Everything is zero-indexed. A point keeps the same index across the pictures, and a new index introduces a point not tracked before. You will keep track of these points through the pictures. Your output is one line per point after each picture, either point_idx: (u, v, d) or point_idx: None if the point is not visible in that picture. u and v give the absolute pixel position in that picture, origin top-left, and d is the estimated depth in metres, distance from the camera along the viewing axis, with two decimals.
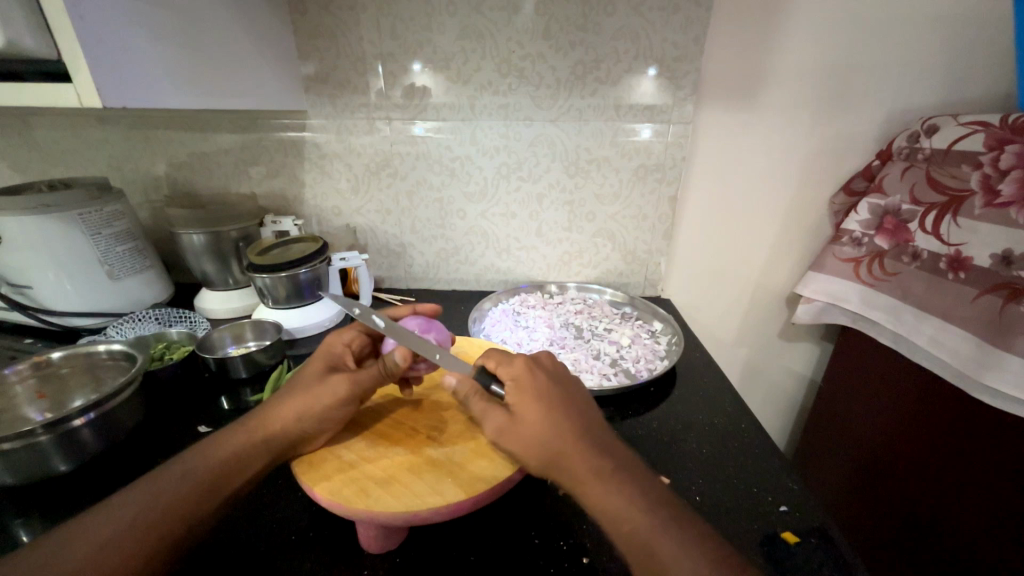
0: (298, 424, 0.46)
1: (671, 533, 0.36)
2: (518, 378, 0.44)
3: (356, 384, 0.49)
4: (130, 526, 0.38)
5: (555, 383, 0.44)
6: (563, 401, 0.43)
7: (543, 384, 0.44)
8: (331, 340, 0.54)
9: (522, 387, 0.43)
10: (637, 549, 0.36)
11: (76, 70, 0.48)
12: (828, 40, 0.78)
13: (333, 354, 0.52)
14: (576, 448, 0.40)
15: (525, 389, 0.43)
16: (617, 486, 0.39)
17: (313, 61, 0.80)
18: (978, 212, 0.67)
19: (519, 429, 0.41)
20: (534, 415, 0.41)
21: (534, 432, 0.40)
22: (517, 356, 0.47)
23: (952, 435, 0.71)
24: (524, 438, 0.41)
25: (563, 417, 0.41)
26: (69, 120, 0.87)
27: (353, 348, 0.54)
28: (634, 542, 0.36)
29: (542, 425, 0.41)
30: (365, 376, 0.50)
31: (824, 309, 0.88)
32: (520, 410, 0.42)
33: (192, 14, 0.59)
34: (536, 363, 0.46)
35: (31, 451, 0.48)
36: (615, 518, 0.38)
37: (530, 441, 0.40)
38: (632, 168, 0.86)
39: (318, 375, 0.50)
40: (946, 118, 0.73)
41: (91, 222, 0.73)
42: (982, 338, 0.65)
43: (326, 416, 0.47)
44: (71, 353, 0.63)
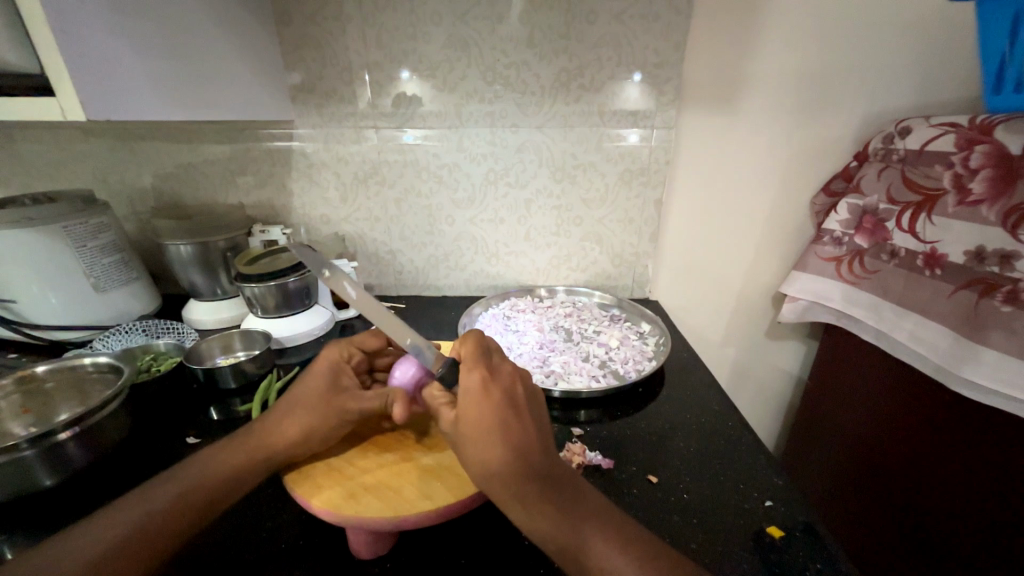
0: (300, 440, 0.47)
1: (613, 546, 0.38)
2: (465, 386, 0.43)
3: (362, 409, 0.49)
4: (120, 543, 0.38)
5: (505, 403, 0.43)
6: (510, 414, 0.42)
7: (492, 397, 0.43)
8: (329, 354, 0.53)
9: (469, 396, 0.43)
10: (570, 562, 0.38)
11: (59, 83, 0.48)
12: (804, 45, 0.80)
13: (339, 372, 0.52)
14: (506, 473, 0.40)
15: (470, 397, 0.42)
16: (544, 512, 0.39)
17: (300, 70, 0.81)
18: (951, 210, 0.69)
19: (459, 436, 0.42)
20: (473, 423, 0.41)
21: (469, 447, 0.41)
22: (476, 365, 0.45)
23: (933, 428, 0.72)
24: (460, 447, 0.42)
25: (504, 432, 0.41)
26: (55, 133, 0.87)
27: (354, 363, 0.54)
28: (566, 553, 0.38)
29: (479, 434, 0.41)
30: (372, 402, 0.50)
31: (808, 307, 0.90)
32: (460, 422, 0.42)
33: (178, 26, 0.60)
34: (494, 375, 0.44)
35: (16, 466, 0.47)
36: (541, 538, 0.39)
37: (465, 449, 0.41)
38: (618, 172, 0.88)
39: (324, 395, 0.49)
40: (919, 120, 0.75)
41: (77, 234, 0.73)
42: (959, 333, 0.66)
43: (328, 434, 0.48)
44: (57, 366, 0.62)
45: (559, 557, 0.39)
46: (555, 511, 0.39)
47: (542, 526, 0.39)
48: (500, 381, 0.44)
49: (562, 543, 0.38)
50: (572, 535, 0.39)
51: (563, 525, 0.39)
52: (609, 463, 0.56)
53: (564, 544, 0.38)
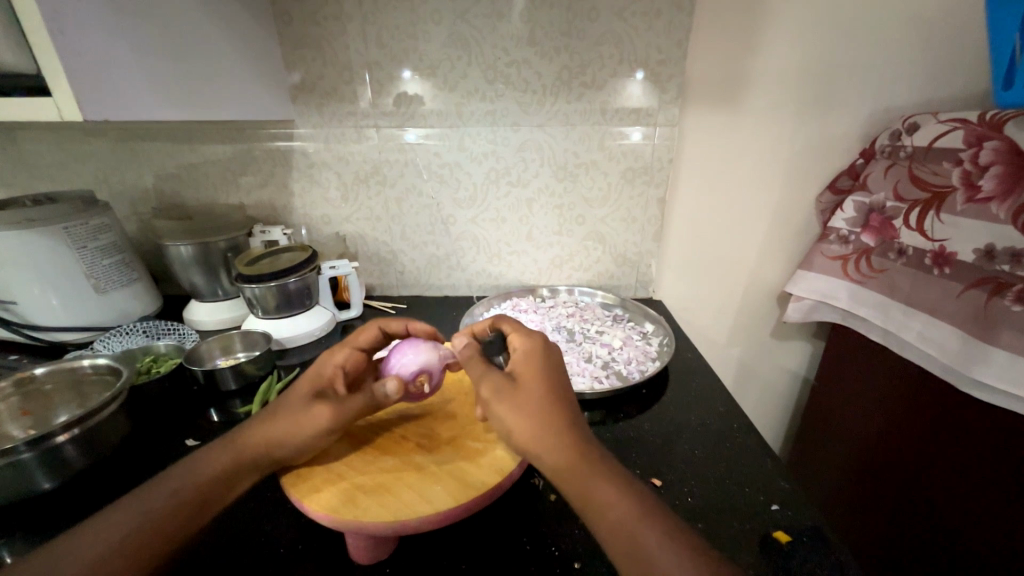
0: (280, 446, 0.45)
1: (656, 525, 0.38)
2: (524, 354, 0.48)
3: (344, 413, 0.47)
4: (116, 547, 0.37)
5: (557, 375, 0.46)
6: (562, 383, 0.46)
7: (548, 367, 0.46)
8: (322, 360, 0.53)
9: (527, 362, 0.46)
10: (619, 536, 0.38)
11: (56, 83, 0.47)
12: (809, 42, 0.79)
13: (322, 379, 0.51)
14: (561, 437, 0.41)
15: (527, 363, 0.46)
16: (598, 483, 0.40)
17: (300, 69, 0.80)
18: (960, 207, 0.67)
19: (513, 398, 0.43)
20: (533, 382, 0.44)
21: (528, 408, 0.43)
22: (529, 338, 0.50)
23: (942, 429, 0.71)
24: (518, 408, 0.43)
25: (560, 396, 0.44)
26: (56, 134, 0.87)
27: (345, 369, 0.53)
28: (615, 522, 0.38)
29: (538, 392, 0.44)
30: (350, 405, 0.48)
31: (813, 307, 0.88)
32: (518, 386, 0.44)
33: (175, 26, 0.59)
34: (550, 347, 0.49)
35: (14, 469, 0.47)
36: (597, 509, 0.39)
37: (525, 408, 0.43)
38: (620, 171, 0.87)
39: (304, 400, 0.48)
40: (926, 116, 0.74)
41: (77, 235, 0.73)
42: (968, 333, 0.65)
43: (309, 442, 0.46)
44: (56, 368, 0.62)
45: (607, 530, 0.38)
46: (606, 484, 0.40)
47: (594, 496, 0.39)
48: (555, 353, 0.49)
49: (613, 514, 0.38)
50: (623, 506, 0.38)
51: (611, 497, 0.39)
52: None
53: (614, 515, 0.38)
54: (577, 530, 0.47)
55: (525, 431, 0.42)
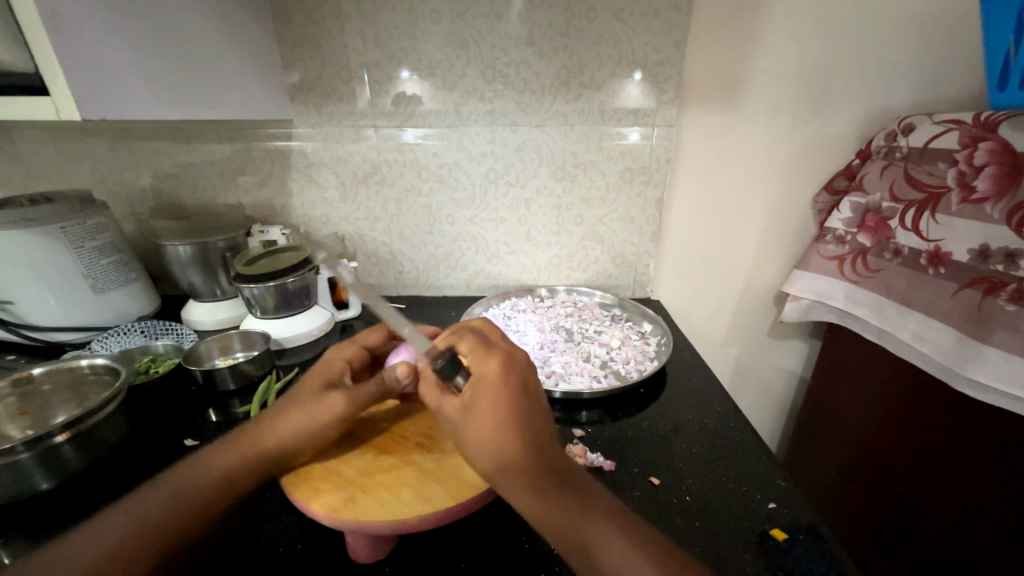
0: (292, 438, 0.45)
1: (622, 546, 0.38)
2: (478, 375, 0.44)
3: (357, 400, 0.48)
4: (117, 550, 0.37)
5: (518, 396, 0.43)
6: (518, 405, 0.42)
7: (508, 389, 0.43)
8: (331, 355, 0.53)
9: (483, 385, 0.43)
10: (576, 554, 0.38)
11: (54, 81, 0.47)
12: (805, 43, 0.80)
13: (332, 371, 0.51)
14: (517, 464, 0.41)
15: (484, 386, 0.43)
16: (557, 506, 0.40)
17: (298, 69, 0.80)
18: (955, 208, 0.68)
19: (468, 425, 0.42)
20: (488, 409, 0.42)
21: (481, 436, 0.41)
22: (489, 354, 0.45)
23: (938, 428, 0.71)
24: (472, 435, 0.42)
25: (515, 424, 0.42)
26: (54, 133, 0.87)
27: (353, 364, 0.53)
28: (576, 544, 0.38)
29: (492, 421, 0.41)
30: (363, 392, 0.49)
31: (810, 307, 0.89)
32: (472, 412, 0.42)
33: (173, 25, 0.59)
34: (510, 362, 0.45)
35: (11, 469, 0.47)
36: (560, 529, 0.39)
37: (478, 438, 0.41)
38: (618, 171, 0.87)
39: (315, 392, 0.49)
40: (922, 117, 0.74)
41: (74, 235, 0.73)
42: (962, 332, 0.66)
43: (321, 432, 0.46)
44: (54, 368, 0.62)
45: (568, 551, 0.39)
46: (567, 506, 0.40)
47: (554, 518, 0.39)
48: (516, 369, 0.45)
49: (575, 534, 0.39)
50: (583, 526, 0.39)
51: (574, 519, 0.39)
52: (611, 464, 0.56)
53: (575, 538, 0.38)
54: None
55: (480, 459, 0.41)
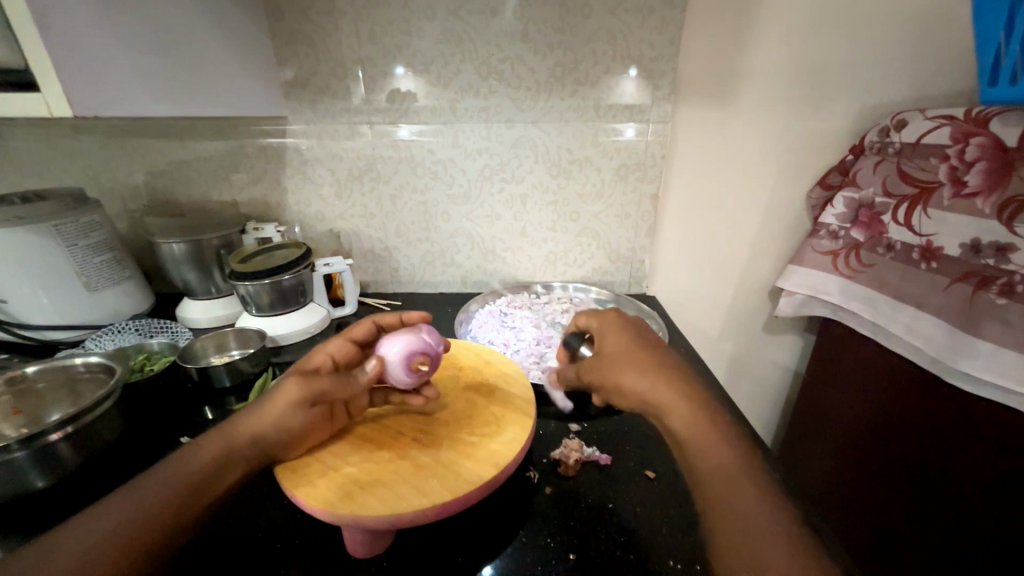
0: (253, 427, 0.46)
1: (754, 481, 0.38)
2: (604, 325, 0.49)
3: (312, 387, 0.47)
4: (114, 538, 0.37)
5: (645, 344, 0.46)
6: (651, 345, 0.46)
7: (633, 340, 0.47)
8: (316, 350, 0.54)
9: (614, 336, 0.48)
10: (717, 484, 0.38)
11: (45, 77, 0.47)
12: (799, 40, 0.80)
13: (306, 365, 0.52)
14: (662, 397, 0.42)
15: (616, 336, 0.47)
16: (705, 438, 0.40)
17: (292, 66, 0.80)
18: (947, 203, 0.69)
19: (604, 366, 0.45)
20: (619, 346, 0.46)
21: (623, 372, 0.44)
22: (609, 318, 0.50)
23: (931, 421, 0.72)
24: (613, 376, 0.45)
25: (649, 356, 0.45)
26: (44, 130, 0.86)
27: (334, 358, 0.53)
28: (717, 471, 0.38)
29: (625, 353, 0.45)
30: (320, 379, 0.48)
31: (804, 302, 0.90)
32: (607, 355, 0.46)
33: (166, 21, 0.59)
34: (634, 324, 0.49)
35: (6, 467, 0.47)
36: (704, 459, 0.39)
37: (612, 371, 0.44)
38: (614, 167, 0.87)
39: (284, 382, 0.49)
40: (914, 113, 0.75)
41: (68, 233, 0.72)
42: (954, 326, 0.67)
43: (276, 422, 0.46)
44: (48, 367, 0.62)
45: (715, 482, 0.38)
46: (709, 438, 0.40)
47: (699, 447, 0.40)
48: (640, 329, 0.49)
49: (713, 461, 0.39)
50: (723, 458, 0.39)
51: (713, 448, 0.39)
52: (608, 459, 0.56)
53: (718, 470, 0.38)
54: (573, 522, 0.47)
55: (626, 396, 0.44)
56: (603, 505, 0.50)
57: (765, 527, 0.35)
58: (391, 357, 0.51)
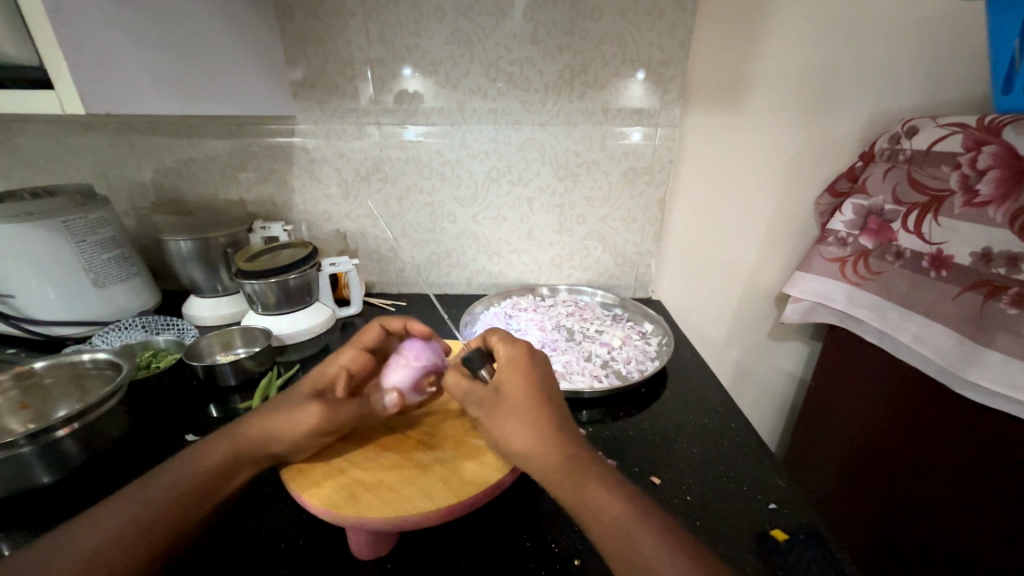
0: (276, 446, 0.45)
1: (651, 530, 0.38)
2: (512, 358, 0.48)
3: (335, 420, 0.47)
4: (121, 537, 0.37)
5: (542, 381, 0.47)
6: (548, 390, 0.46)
7: (532, 375, 0.47)
8: (330, 359, 0.52)
9: (513, 369, 0.47)
10: (609, 537, 0.39)
11: (59, 73, 0.47)
12: (809, 46, 0.80)
13: (324, 377, 0.50)
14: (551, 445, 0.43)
15: (515, 373, 0.47)
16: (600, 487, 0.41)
17: (302, 66, 0.80)
18: (957, 211, 0.68)
19: (501, 409, 0.45)
20: (519, 389, 0.45)
21: (516, 417, 0.44)
22: (517, 349, 0.49)
23: (939, 431, 0.71)
24: (505, 416, 0.44)
25: (542, 405, 0.45)
26: (55, 127, 0.86)
27: (349, 369, 0.51)
28: (613, 526, 0.39)
29: (525, 406, 0.44)
30: (347, 411, 0.48)
31: (811, 309, 0.89)
32: (505, 391, 0.45)
33: (178, 18, 0.59)
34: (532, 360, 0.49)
35: (14, 463, 0.47)
36: (598, 507, 0.40)
37: (503, 417, 0.44)
38: (621, 171, 0.87)
39: (304, 399, 0.48)
40: (925, 120, 0.74)
41: (76, 229, 0.72)
42: (963, 335, 0.66)
43: (300, 445, 0.46)
44: (56, 363, 0.62)
45: (611, 541, 0.38)
46: (596, 491, 0.41)
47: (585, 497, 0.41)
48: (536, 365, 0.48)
49: (608, 517, 0.39)
50: (613, 508, 0.40)
51: (605, 500, 0.40)
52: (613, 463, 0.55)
53: (610, 523, 0.39)
54: (577, 527, 0.47)
55: (516, 439, 0.43)
56: None
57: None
58: (401, 387, 0.50)
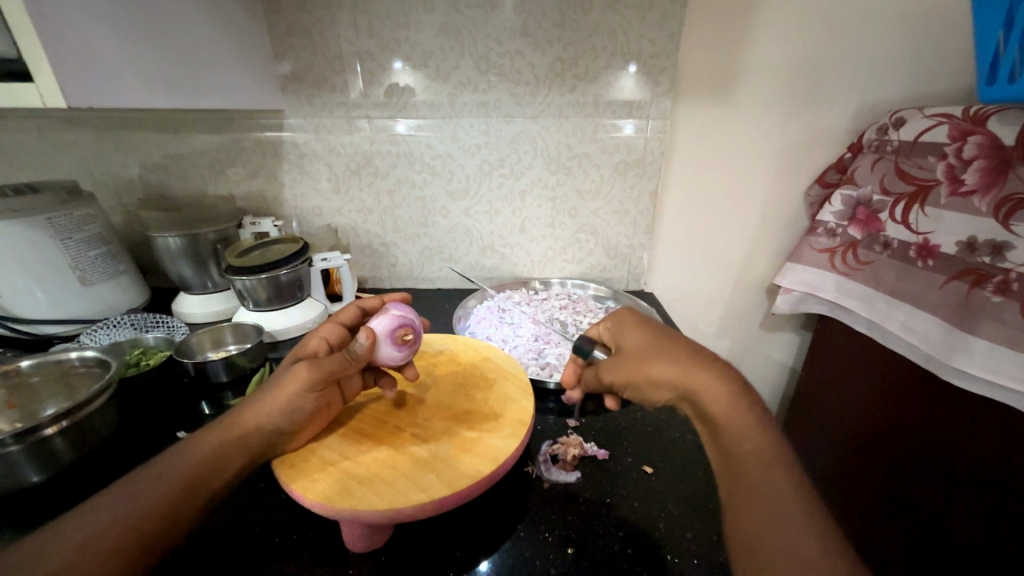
0: (266, 418, 0.46)
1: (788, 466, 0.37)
2: (617, 325, 0.49)
3: (317, 368, 0.48)
4: (109, 532, 0.36)
5: (657, 333, 0.46)
6: (666, 331, 0.46)
7: (644, 331, 0.47)
8: (310, 335, 0.53)
9: (626, 330, 0.48)
10: (755, 465, 0.37)
11: (39, 67, 0.46)
12: (799, 37, 0.80)
13: (304, 349, 0.51)
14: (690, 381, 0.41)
15: (631, 333, 0.47)
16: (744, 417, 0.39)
17: (289, 59, 0.79)
18: (944, 201, 0.69)
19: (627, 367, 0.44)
20: (637, 344, 0.46)
21: (642, 365, 0.43)
22: (619, 316, 0.50)
23: (927, 417, 0.72)
24: (634, 371, 0.44)
25: (664, 344, 0.44)
26: (37, 122, 0.85)
27: (329, 341, 0.53)
28: (756, 456, 0.37)
29: (646, 354, 0.44)
30: (326, 359, 0.48)
31: (801, 299, 0.90)
32: (626, 350, 0.46)
33: (161, 11, 0.58)
34: (637, 318, 0.49)
35: (1, 463, 0.46)
36: (740, 438, 0.38)
37: (637, 366, 0.44)
38: (613, 164, 0.87)
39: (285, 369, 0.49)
40: (913, 112, 0.75)
41: (61, 226, 0.71)
42: (949, 323, 0.67)
43: (288, 409, 0.46)
44: (42, 361, 0.61)
45: (758, 471, 0.37)
46: (737, 423, 0.39)
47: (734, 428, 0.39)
48: (643, 321, 0.48)
49: (749, 447, 0.38)
50: (757, 439, 0.38)
51: (746, 431, 0.39)
52: (605, 454, 0.56)
53: (755, 455, 0.37)
54: (571, 516, 0.48)
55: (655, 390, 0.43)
56: (601, 499, 0.50)
57: (796, 515, 0.34)
58: (380, 330, 0.52)
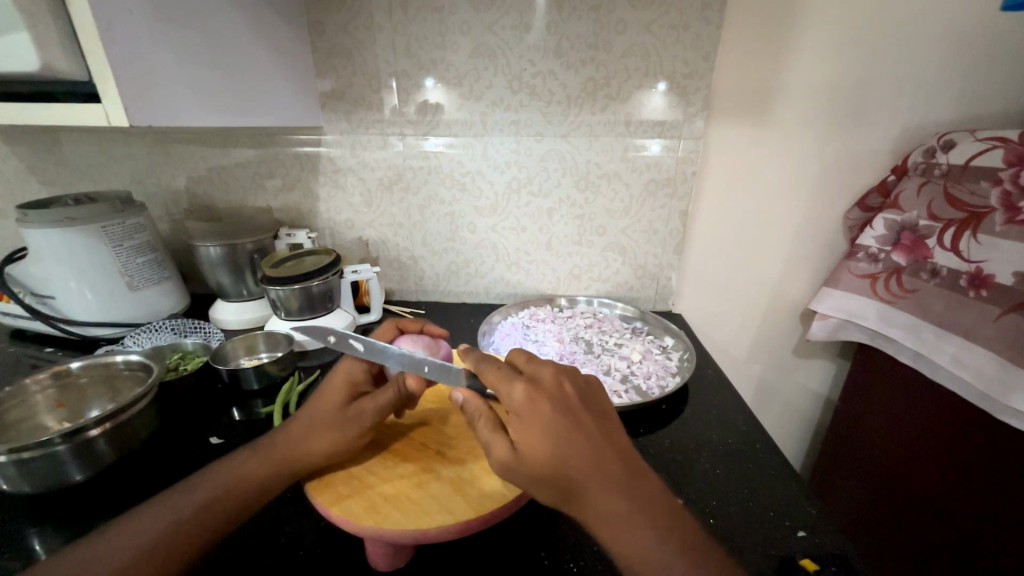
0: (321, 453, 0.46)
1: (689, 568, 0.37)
2: (525, 406, 0.41)
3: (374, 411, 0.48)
4: (150, 547, 0.38)
5: (563, 416, 0.40)
6: (572, 422, 0.40)
7: (551, 418, 0.40)
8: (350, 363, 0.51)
9: (524, 414, 0.40)
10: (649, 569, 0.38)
11: (105, 87, 0.49)
12: (838, 59, 0.78)
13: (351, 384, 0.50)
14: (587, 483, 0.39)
15: (529, 418, 0.40)
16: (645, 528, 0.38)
17: (330, 78, 0.82)
18: (999, 228, 0.66)
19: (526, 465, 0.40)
20: (540, 446, 0.39)
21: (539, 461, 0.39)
22: (518, 383, 0.42)
23: (982, 459, 0.67)
24: (532, 474, 0.39)
25: (577, 437, 0.40)
26: (97, 136, 0.90)
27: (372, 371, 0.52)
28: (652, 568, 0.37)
29: (547, 457, 0.39)
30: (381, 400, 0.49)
31: (840, 326, 0.86)
32: (523, 444, 0.40)
33: (218, 36, 0.62)
34: (536, 390, 0.41)
35: (49, 460, 0.49)
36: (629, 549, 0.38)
37: (538, 468, 0.39)
38: (643, 182, 0.86)
39: (337, 407, 0.49)
40: (963, 134, 0.73)
41: (114, 234, 0.75)
42: (1005, 358, 0.63)
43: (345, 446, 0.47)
44: (91, 363, 0.64)
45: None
46: (637, 533, 0.38)
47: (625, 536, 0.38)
48: (547, 396, 0.41)
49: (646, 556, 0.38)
50: (654, 549, 0.38)
51: (644, 540, 0.38)
52: None
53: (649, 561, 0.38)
54: (595, 546, 0.46)
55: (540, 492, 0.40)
56: None
57: None
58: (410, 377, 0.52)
